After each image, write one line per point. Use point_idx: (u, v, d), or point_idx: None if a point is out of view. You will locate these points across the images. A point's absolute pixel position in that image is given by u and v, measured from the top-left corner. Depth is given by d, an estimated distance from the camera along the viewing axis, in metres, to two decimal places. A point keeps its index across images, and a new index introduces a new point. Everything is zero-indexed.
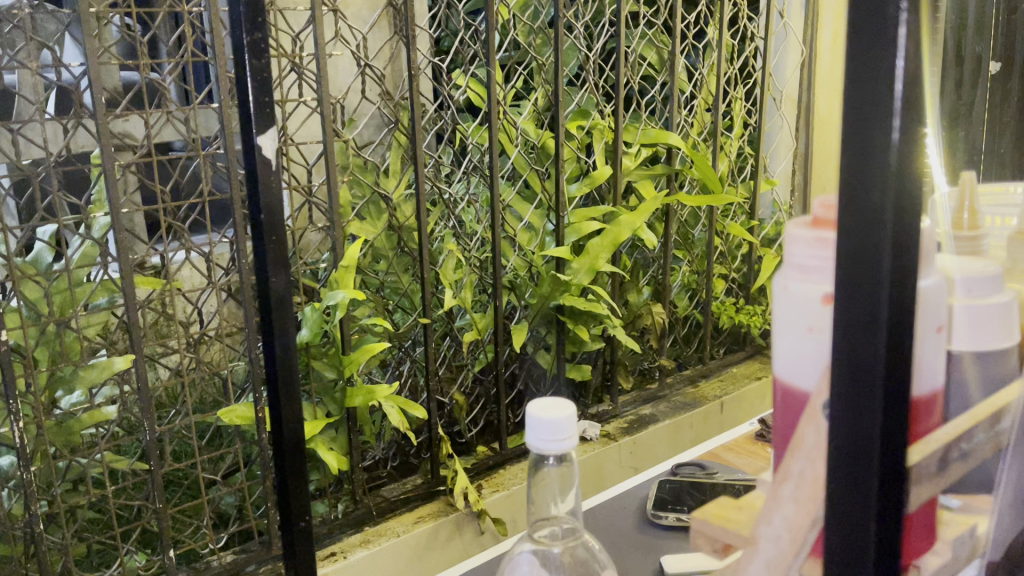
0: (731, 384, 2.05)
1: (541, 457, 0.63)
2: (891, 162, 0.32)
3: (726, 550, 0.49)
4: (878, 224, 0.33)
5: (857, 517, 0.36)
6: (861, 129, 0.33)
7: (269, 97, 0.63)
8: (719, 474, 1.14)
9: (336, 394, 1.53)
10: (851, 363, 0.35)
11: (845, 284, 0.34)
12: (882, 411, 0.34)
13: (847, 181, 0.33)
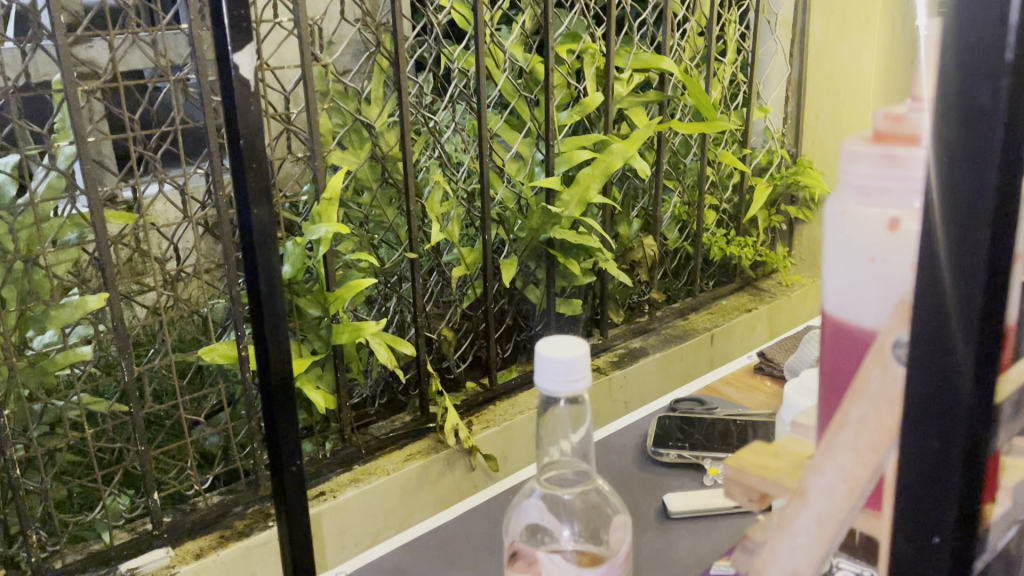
0: (721, 316, 2.03)
1: (550, 397, 0.59)
2: (1006, 62, 0.28)
3: (763, 499, 0.45)
4: (986, 134, 0.29)
5: (941, 464, 0.32)
6: (969, 23, 0.28)
7: (246, 7, 0.56)
8: (719, 409, 1.11)
9: (320, 331, 1.48)
10: (944, 289, 0.31)
11: (941, 203, 0.30)
12: (979, 342, 0.31)
13: (948, 82, 0.29)
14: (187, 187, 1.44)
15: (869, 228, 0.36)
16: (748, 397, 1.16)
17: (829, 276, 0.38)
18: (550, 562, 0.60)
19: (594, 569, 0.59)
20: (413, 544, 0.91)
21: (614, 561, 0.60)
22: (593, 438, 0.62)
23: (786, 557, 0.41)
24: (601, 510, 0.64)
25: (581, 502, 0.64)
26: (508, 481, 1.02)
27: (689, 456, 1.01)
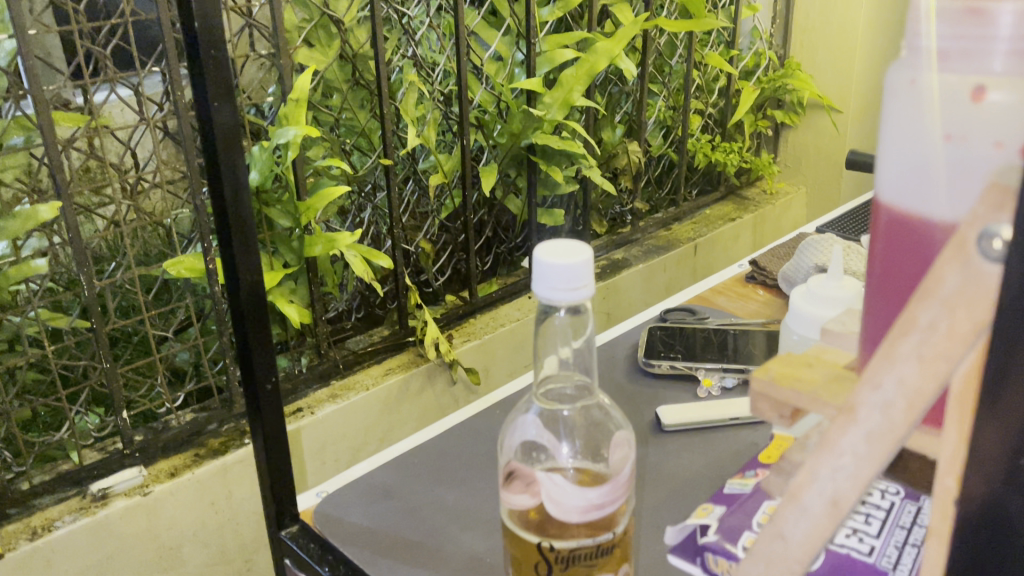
0: (705, 225, 1.98)
1: (547, 305, 0.54)
2: None
3: (795, 416, 0.41)
4: None
5: None
6: None
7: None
8: (711, 319, 1.07)
9: (292, 243, 1.41)
10: None
11: None
12: None
13: None
14: (143, 88, 1.34)
15: (947, 99, 0.32)
16: (740, 306, 1.11)
17: (894, 157, 0.34)
18: (549, 482, 0.54)
19: (595, 490, 0.54)
20: (397, 462, 0.87)
21: (617, 480, 0.56)
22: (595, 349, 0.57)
23: (826, 480, 0.36)
24: (602, 425, 0.60)
25: (581, 417, 0.60)
26: (493, 396, 0.97)
27: (682, 368, 0.97)
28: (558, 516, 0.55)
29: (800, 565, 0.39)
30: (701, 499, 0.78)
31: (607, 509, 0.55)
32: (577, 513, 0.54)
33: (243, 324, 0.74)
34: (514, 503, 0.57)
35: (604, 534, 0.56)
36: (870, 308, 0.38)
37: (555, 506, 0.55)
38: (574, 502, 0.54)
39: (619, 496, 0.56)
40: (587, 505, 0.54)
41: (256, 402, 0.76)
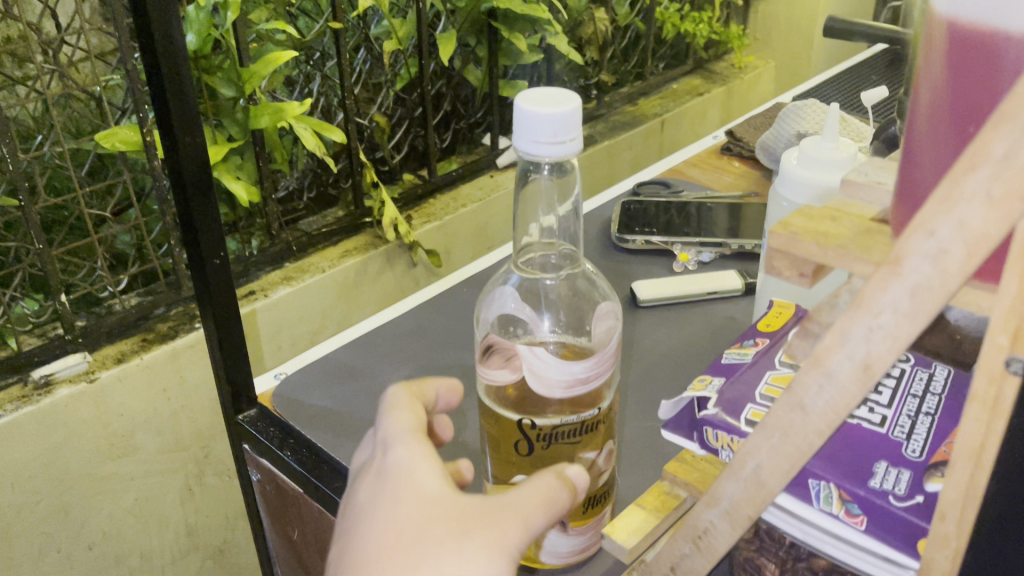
0: (672, 101, 1.90)
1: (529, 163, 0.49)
2: None
3: (817, 274, 0.36)
4: None
5: None
6: None
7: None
8: (686, 193, 1.02)
9: (235, 115, 1.31)
10: None
11: None
12: None
13: None
14: None
15: None
16: (715, 179, 1.06)
17: None
18: (530, 355, 0.49)
19: (581, 363, 0.49)
20: (360, 342, 0.82)
21: (603, 353, 0.51)
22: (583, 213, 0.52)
23: (859, 342, 0.32)
24: (589, 296, 0.55)
25: (565, 287, 0.55)
26: (460, 274, 0.92)
27: (658, 243, 0.93)
28: (541, 392, 0.50)
29: (821, 435, 0.35)
30: (680, 373, 0.75)
31: (591, 383, 0.51)
32: (560, 388, 0.50)
33: (185, 192, 0.66)
34: (490, 379, 0.52)
35: (589, 410, 0.52)
36: (912, 153, 0.33)
37: (537, 381, 0.50)
38: (558, 376, 0.49)
39: (605, 369, 0.51)
40: (571, 380, 0.50)
41: (205, 278, 0.70)
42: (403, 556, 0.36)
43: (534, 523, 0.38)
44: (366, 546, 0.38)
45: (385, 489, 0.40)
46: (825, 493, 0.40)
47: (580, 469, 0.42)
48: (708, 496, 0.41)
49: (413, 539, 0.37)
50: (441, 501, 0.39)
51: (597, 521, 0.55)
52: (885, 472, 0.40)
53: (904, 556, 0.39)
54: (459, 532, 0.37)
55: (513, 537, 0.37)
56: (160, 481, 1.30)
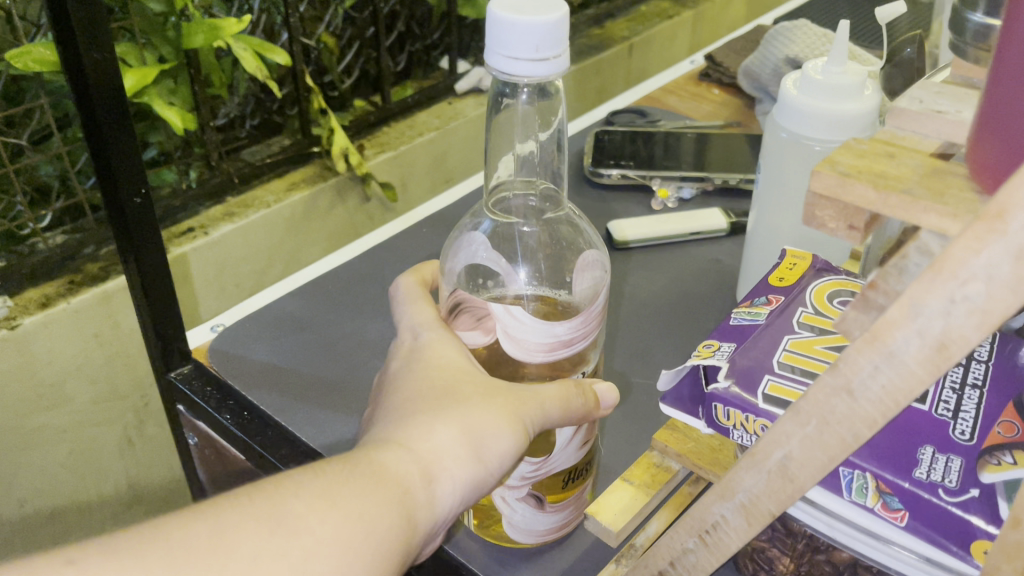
0: (640, 24, 1.80)
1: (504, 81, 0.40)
2: None
3: (870, 224, 0.29)
4: None
5: None
6: None
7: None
8: (663, 122, 0.94)
9: (166, 33, 1.19)
10: None
11: None
12: None
13: None
14: None
15: None
16: (694, 107, 0.98)
17: None
18: (507, 315, 0.40)
19: (565, 323, 0.41)
20: (309, 289, 0.74)
21: (588, 313, 0.42)
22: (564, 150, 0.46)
23: (933, 317, 0.25)
24: (570, 242, 0.47)
25: (543, 234, 0.47)
26: (416, 213, 0.84)
27: (635, 177, 0.85)
28: (517, 356, 0.42)
29: (872, 426, 0.29)
30: (662, 321, 0.68)
31: (575, 345, 0.42)
32: (540, 353, 0.41)
33: (95, 120, 0.57)
34: (461, 342, 0.44)
35: (571, 374, 0.45)
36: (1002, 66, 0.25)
37: (513, 345, 0.41)
38: (537, 339, 0.41)
39: (591, 328, 0.43)
40: (554, 344, 0.41)
41: (123, 219, 0.61)
42: (441, 397, 0.41)
43: (551, 408, 0.41)
44: (403, 393, 0.42)
45: (410, 352, 0.44)
46: (859, 485, 0.34)
47: (606, 385, 0.45)
48: (721, 488, 0.35)
49: (444, 392, 0.41)
50: (473, 365, 0.43)
51: (578, 496, 0.48)
52: (932, 460, 0.33)
53: (951, 559, 0.33)
54: (488, 390, 0.41)
55: (536, 406, 0.41)
56: (97, 432, 1.22)
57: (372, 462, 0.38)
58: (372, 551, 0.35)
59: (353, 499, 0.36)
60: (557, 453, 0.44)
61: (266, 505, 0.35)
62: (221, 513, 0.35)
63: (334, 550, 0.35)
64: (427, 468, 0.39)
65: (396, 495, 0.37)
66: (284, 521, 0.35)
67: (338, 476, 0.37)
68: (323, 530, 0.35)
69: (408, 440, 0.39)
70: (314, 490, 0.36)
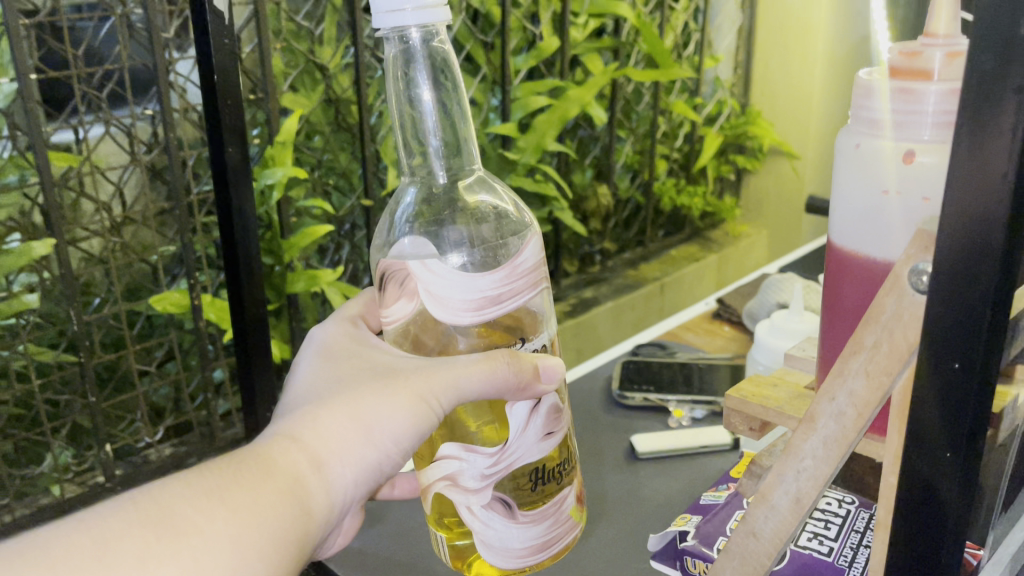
0: (671, 266, 2.07)
1: (390, 33, 0.44)
2: None
3: (764, 428, 0.47)
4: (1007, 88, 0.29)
5: (951, 401, 0.33)
6: None
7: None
8: (680, 353, 1.14)
9: (274, 282, 1.47)
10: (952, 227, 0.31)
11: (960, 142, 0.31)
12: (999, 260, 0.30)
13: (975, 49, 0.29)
14: (134, 129, 1.42)
15: (884, 159, 0.38)
16: (707, 341, 1.19)
17: (849, 211, 0.41)
18: (425, 272, 0.44)
19: (487, 278, 0.43)
20: None
21: (515, 268, 0.44)
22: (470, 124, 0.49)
23: (792, 481, 0.42)
24: (495, 208, 0.51)
25: (470, 192, 0.51)
26: None
27: (654, 399, 1.03)
28: (444, 319, 0.44)
29: (770, 559, 0.45)
30: (669, 515, 0.84)
31: (507, 305, 0.44)
32: (467, 312, 0.44)
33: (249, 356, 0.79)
34: (390, 320, 0.47)
35: (513, 344, 0.47)
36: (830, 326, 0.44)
37: (436, 305, 0.44)
38: (462, 297, 0.43)
39: (520, 289, 0.45)
40: (480, 301, 0.43)
41: (255, 426, 0.80)
42: (337, 392, 0.45)
43: (461, 383, 0.44)
44: (302, 394, 0.46)
45: (325, 359, 0.48)
46: None
47: (551, 359, 0.46)
48: None
49: (346, 385, 0.45)
50: (372, 362, 0.47)
51: (553, 505, 0.49)
52: None
53: None
54: (383, 381, 0.45)
55: (436, 394, 0.44)
56: None
57: (267, 455, 0.41)
58: (263, 538, 0.38)
59: (247, 492, 0.39)
60: (516, 443, 0.45)
61: (154, 512, 0.37)
62: (105, 523, 0.36)
63: (226, 545, 0.37)
64: (318, 456, 0.42)
65: (287, 486, 0.40)
66: (172, 527, 0.36)
67: (228, 475, 0.39)
68: (211, 529, 0.37)
69: (302, 434, 0.43)
70: (201, 490, 0.38)
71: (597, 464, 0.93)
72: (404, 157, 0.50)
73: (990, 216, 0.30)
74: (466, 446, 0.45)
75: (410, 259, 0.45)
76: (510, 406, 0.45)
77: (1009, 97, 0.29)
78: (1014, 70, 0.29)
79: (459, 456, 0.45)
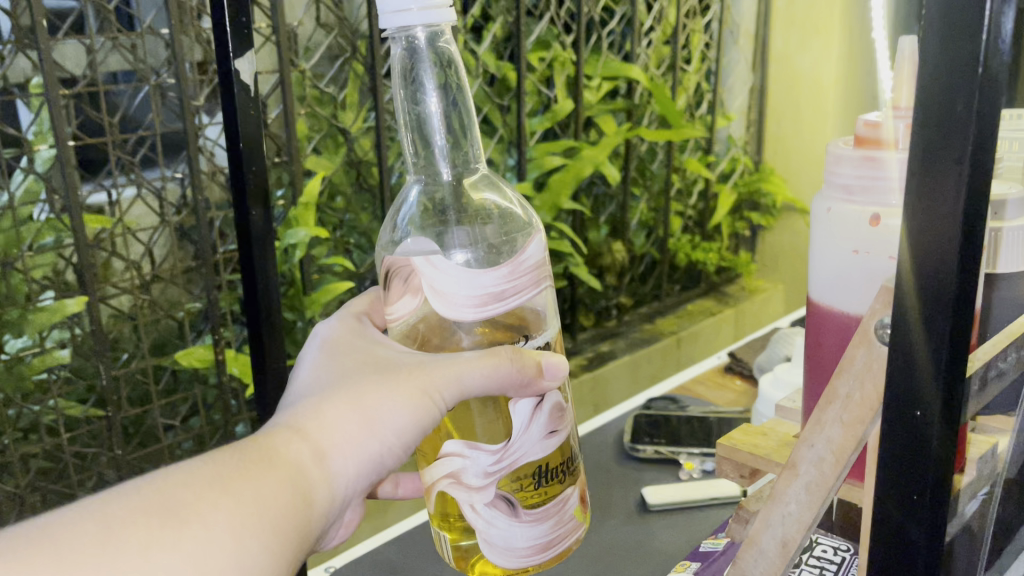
0: (687, 320, 2.09)
1: (394, 35, 0.42)
2: (973, 104, 0.30)
3: (754, 475, 0.49)
4: (948, 164, 0.31)
5: (915, 448, 0.35)
6: (944, 65, 0.31)
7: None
8: (691, 406, 1.15)
9: (296, 338, 1.52)
10: (907, 287, 0.34)
11: (911, 211, 0.33)
12: (950, 316, 0.33)
13: (921, 131, 0.32)
14: (165, 192, 1.48)
15: (851, 223, 0.41)
16: (719, 395, 1.20)
17: (825, 271, 0.44)
18: (428, 267, 0.43)
19: (491, 274, 0.42)
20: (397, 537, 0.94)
21: (519, 262, 0.43)
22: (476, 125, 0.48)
23: (778, 526, 0.44)
24: (499, 209, 0.51)
25: (476, 191, 0.51)
26: None
27: (666, 452, 1.04)
28: (447, 315, 0.43)
29: None
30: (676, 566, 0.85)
31: (510, 303, 0.43)
32: (470, 309, 0.42)
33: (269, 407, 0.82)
34: (395, 318, 0.46)
35: (516, 340, 0.46)
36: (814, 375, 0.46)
37: (439, 301, 0.43)
38: (466, 293, 0.42)
39: (525, 286, 0.43)
40: (484, 297, 0.42)
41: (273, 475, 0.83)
42: (341, 386, 0.43)
43: (469, 376, 0.43)
44: (306, 388, 0.44)
45: (327, 353, 0.47)
46: None
47: (556, 358, 0.45)
48: None
49: (351, 378, 0.43)
50: (377, 356, 0.45)
51: (557, 504, 0.47)
52: None
53: None
54: (387, 374, 0.43)
55: (443, 386, 0.43)
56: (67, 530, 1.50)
57: (268, 447, 0.39)
58: (265, 528, 0.36)
59: (249, 483, 0.37)
60: (519, 440, 0.44)
61: (151, 499, 0.35)
62: (107, 511, 0.34)
63: (226, 534, 0.35)
64: (321, 448, 0.40)
65: (290, 476, 0.38)
66: (174, 514, 0.34)
67: (229, 463, 0.37)
68: (213, 518, 0.35)
69: (304, 426, 0.41)
70: (200, 479, 0.36)
71: (608, 516, 0.94)
72: (408, 154, 0.49)
73: (938, 275, 0.33)
74: (469, 443, 0.44)
75: (412, 255, 0.44)
76: (513, 404, 0.44)
77: (950, 166, 0.31)
78: (954, 143, 0.31)
79: (461, 453, 0.44)
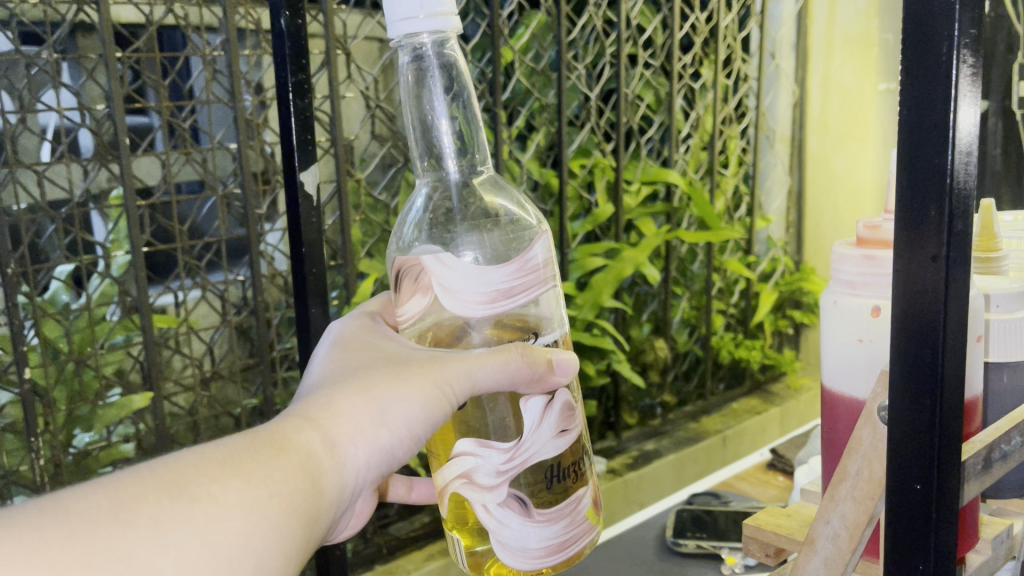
0: (732, 418, 2.09)
1: (401, 42, 0.46)
2: (941, 208, 0.34)
3: (780, 554, 0.51)
4: (921, 258, 0.35)
5: (918, 522, 0.38)
6: (916, 178, 0.35)
7: (307, 101, 0.61)
8: (733, 501, 1.16)
9: None
10: (897, 367, 0.37)
11: (901, 299, 0.36)
12: (936, 394, 0.36)
13: (904, 230, 0.36)
14: (227, 293, 1.58)
15: (853, 319, 0.46)
16: (761, 490, 1.22)
17: (836, 360, 0.47)
18: (439, 266, 0.46)
19: (500, 271, 0.46)
20: None
21: (526, 259, 0.47)
22: (481, 130, 0.50)
23: None
24: (508, 211, 0.52)
25: (487, 193, 0.52)
26: None
27: (708, 546, 1.04)
28: (457, 312, 0.47)
29: None
30: None
31: (517, 300, 0.47)
32: (480, 305, 0.46)
33: None
34: (406, 318, 0.49)
35: (525, 338, 0.48)
36: (832, 451, 0.49)
37: (449, 298, 0.46)
38: (475, 290, 0.46)
39: (532, 283, 0.47)
40: (492, 293, 0.46)
41: None
42: (353, 377, 0.46)
43: (479, 373, 0.46)
44: (319, 380, 0.47)
45: (341, 349, 0.49)
46: None
47: (564, 355, 0.48)
48: None
49: (360, 372, 0.46)
50: (387, 353, 0.48)
51: (570, 504, 0.49)
52: None
53: None
54: (397, 369, 0.46)
55: (450, 382, 0.46)
56: None
57: (281, 435, 0.41)
58: (275, 509, 0.38)
59: (260, 467, 0.39)
60: (530, 439, 0.47)
61: (166, 477, 0.37)
62: (122, 486, 0.36)
63: (238, 515, 0.37)
64: (332, 437, 0.43)
65: (300, 462, 0.41)
66: (187, 491, 0.36)
67: (242, 449, 0.40)
68: (224, 498, 0.37)
69: (316, 416, 0.43)
70: (214, 461, 0.38)
71: None
72: (418, 157, 0.51)
73: (914, 338, 0.36)
74: (480, 442, 0.47)
75: (422, 255, 0.47)
76: (526, 400, 0.47)
77: (928, 265, 0.35)
78: (929, 244, 0.35)
79: (473, 452, 0.47)
